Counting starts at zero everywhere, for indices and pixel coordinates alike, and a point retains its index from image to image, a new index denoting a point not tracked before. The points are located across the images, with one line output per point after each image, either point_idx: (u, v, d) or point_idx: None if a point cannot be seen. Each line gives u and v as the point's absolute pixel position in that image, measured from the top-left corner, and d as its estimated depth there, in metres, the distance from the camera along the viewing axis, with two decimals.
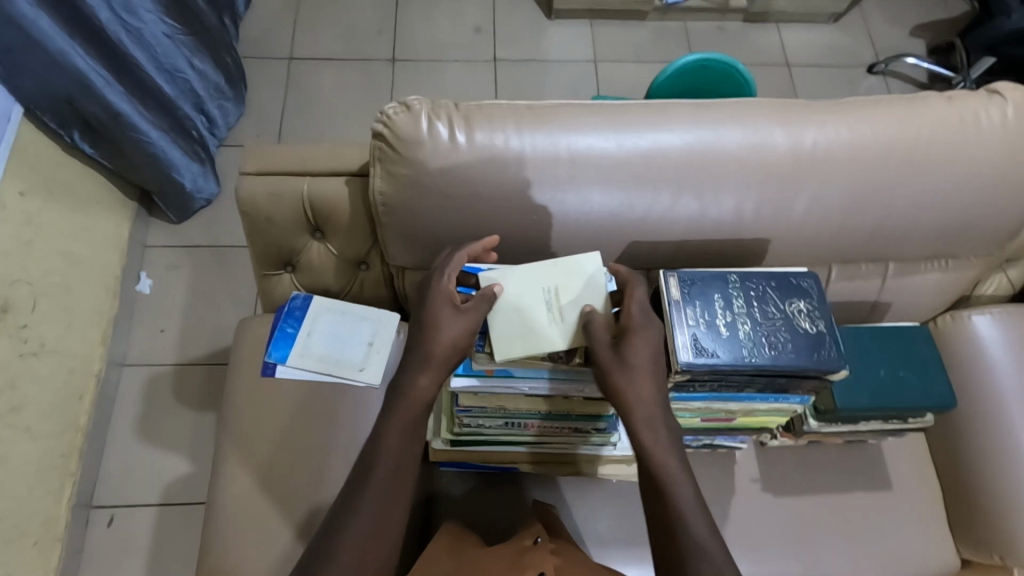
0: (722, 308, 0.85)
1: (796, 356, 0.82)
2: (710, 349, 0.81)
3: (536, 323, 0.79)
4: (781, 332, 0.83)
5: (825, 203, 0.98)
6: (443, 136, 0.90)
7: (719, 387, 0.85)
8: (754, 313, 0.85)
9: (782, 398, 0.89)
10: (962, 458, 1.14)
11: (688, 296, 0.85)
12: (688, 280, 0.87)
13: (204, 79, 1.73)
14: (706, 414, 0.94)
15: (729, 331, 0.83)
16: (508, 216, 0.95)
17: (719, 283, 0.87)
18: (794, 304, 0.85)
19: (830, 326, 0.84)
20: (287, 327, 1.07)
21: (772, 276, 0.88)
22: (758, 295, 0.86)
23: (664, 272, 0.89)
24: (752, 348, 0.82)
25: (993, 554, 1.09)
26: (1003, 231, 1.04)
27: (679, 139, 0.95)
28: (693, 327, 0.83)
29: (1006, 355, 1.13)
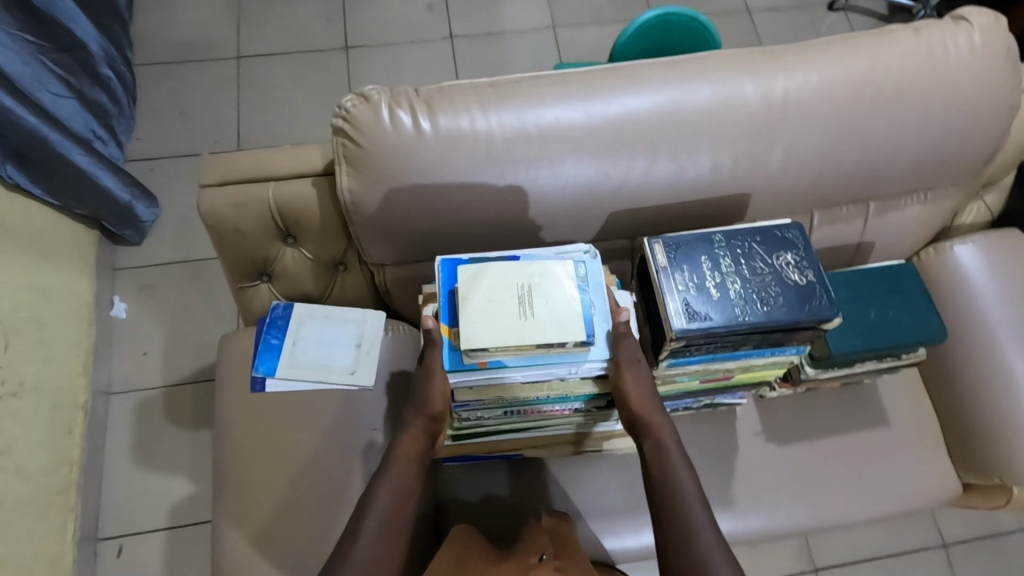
0: (710, 270, 0.83)
1: (788, 310, 0.81)
2: (701, 313, 0.81)
3: (512, 323, 0.64)
4: (771, 287, 0.82)
5: (801, 150, 0.96)
6: (405, 124, 0.87)
7: (715, 348, 0.85)
8: (743, 271, 0.83)
9: (778, 351, 0.88)
10: (956, 386, 1.15)
11: (675, 261, 0.84)
12: (674, 244, 0.85)
13: (86, 99, 1.61)
14: (704, 376, 0.93)
15: (719, 292, 0.82)
16: (485, 198, 0.92)
17: (704, 244, 0.85)
18: (782, 257, 0.84)
19: (819, 275, 0.83)
20: (271, 338, 1.02)
21: (757, 230, 0.86)
22: (744, 252, 0.84)
23: (649, 239, 0.88)
24: (744, 307, 0.81)
25: (992, 476, 1.12)
26: (978, 158, 1.04)
27: (649, 102, 0.92)
28: (683, 292, 0.82)
29: (989, 281, 1.14)
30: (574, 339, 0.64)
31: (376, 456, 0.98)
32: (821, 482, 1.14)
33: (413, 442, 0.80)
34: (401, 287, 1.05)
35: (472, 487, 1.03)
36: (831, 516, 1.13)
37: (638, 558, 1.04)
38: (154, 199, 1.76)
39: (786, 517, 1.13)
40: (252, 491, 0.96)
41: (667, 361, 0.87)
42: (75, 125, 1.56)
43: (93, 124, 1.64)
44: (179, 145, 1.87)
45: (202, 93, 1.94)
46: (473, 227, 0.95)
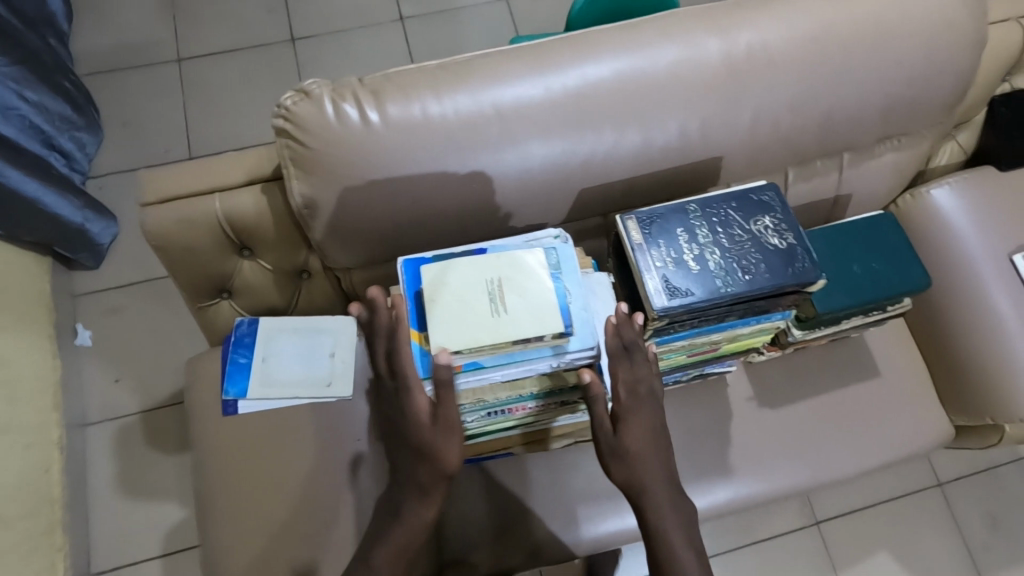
0: (688, 242, 0.80)
1: (771, 275, 0.78)
2: (682, 288, 0.77)
3: (485, 322, 0.59)
4: (752, 254, 0.79)
5: (771, 107, 0.93)
6: (352, 117, 0.81)
7: (699, 322, 0.82)
8: (721, 239, 0.80)
9: (763, 319, 0.85)
10: (943, 331, 1.14)
11: (650, 237, 0.80)
12: (647, 219, 0.81)
13: (46, 112, 1.52)
14: (692, 351, 0.91)
15: (698, 264, 0.79)
16: (447, 188, 0.87)
17: (679, 215, 0.82)
18: (760, 220, 0.80)
19: (799, 237, 0.80)
20: (239, 356, 0.97)
21: (732, 196, 0.83)
22: (721, 220, 0.81)
23: (621, 215, 0.84)
24: (725, 278, 0.78)
25: (983, 417, 1.12)
26: (950, 97, 1.02)
27: (608, 71, 0.88)
28: (661, 269, 0.78)
29: (969, 222, 1.12)
30: (552, 332, 0.60)
31: (363, 466, 0.94)
32: (816, 441, 1.14)
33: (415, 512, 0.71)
34: (370, 289, 1.00)
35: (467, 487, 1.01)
36: (829, 473, 1.13)
37: (620, 540, 1.05)
38: (112, 218, 1.70)
39: (785, 480, 1.12)
40: (237, 517, 0.91)
41: (652, 341, 0.84)
42: (30, 145, 1.47)
43: (50, 140, 1.56)
44: (127, 158, 1.78)
45: (146, 101, 1.84)
46: (437, 220, 0.90)
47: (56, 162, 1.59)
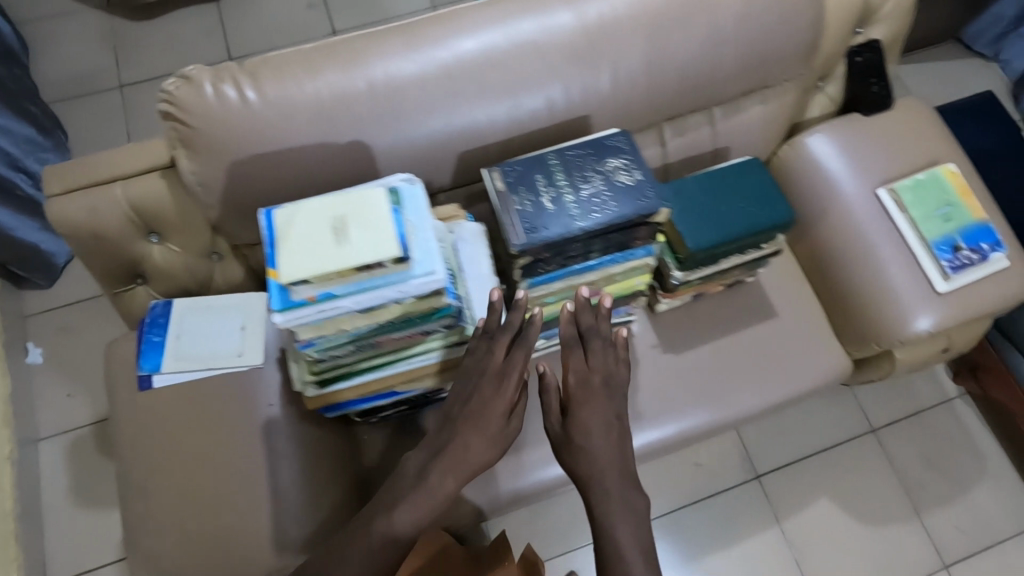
0: (545, 186, 0.87)
1: (620, 209, 0.85)
2: (539, 227, 0.84)
3: (328, 254, 0.66)
4: (603, 191, 0.86)
5: (627, 66, 1.01)
6: (231, 97, 0.88)
7: (564, 260, 0.88)
8: (575, 182, 0.87)
9: (629, 254, 0.92)
10: (828, 268, 1.21)
11: (512, 184, 0.87)
12: (509, 169, 0.88)
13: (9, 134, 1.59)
14: (573, 293, 0.97)
15: (554, 204, 0.86)
16: (329, 157, 0.94)
17: (537, 163, 0.89)
18: (610, 162, 0.88)
19: (646, 173, 0.87)
20: (153, 336, 1.02)
21: (586, 143, 0.90)
22: (576, 165, 0.88)
23: (488, 169, 0.91)
24: (579, 214, 0.85)
25: (871, 344, 1.18)
26: (803, 49, 1.10)
27: (472, 42, 0.95)
28: (521, 211, 0.85)
29: (844, 163, 1.19)
30: (389, 257, 0.66)
31: (276, 429, 1.00)
32: (719, 381, 1.20)
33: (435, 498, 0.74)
34: None
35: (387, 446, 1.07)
36: (733, 411, 1.19)
37: (535, 486, 1.10)
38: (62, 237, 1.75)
39: (692, 421, 1.18)
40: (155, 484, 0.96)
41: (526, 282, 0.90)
42: None
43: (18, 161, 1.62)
44: None
45: (89, 126, 1.91)
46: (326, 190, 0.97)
47: (23, 184, 1.62)
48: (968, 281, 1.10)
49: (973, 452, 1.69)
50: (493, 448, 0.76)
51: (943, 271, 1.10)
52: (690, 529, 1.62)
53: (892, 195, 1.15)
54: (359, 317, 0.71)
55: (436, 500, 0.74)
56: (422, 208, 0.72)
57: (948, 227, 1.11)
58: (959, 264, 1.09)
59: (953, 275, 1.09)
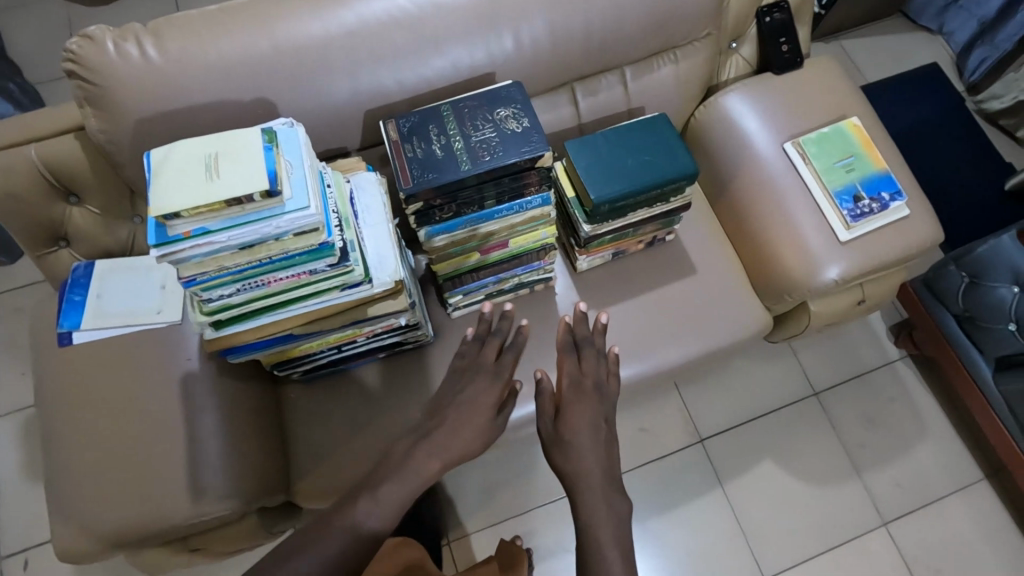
0: (437, 135, 0.90)
1: (507, 154, 0.87)
2: (428, 172, 0.87)
3: (198, 188, 0.69)
4: (492, 138, 0.89)
5: (529, 26, 1.05)
6: (134, 55, 0.92)
7: (458, 206, 0.91)
8: (466, 130, 0.90)
9: (525, 203, 0.95)
10: (742, 223, 1.24)
11: (405, 134, 0.90)
12: (404, 120, 0.91)
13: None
14: (477, 244, 1.01)
15: (444, 151, 0.88)
16: (237, 114, 0.98)
17: (432, 114, 0.92)
18: (501, 111, 0.91)
19: (534, 121, 0.90)
20: (75, 295, 1.05)
21: (480, 94, 0.93)
22: (468, 114, 0.91)
23: (386, 122, 0.94)
24: (468, 159, 0.87)
25: (783, 295, 1.20)
26: (708, 8, 1.13)
27: (373, 2, 0.99)
28: (412, 158, 0.88)
29: (755, 120, 1.22)
30: (258, 190, 0.69)
31: (195, 383, 1.03)
32: (639, 337, 1.23)
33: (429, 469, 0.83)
34: None
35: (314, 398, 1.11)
36: (654, 365, 1.22)
37: None
38: None
39: None
40: (75, 435, 0.99)
41: (424, 230, 0.93)
42: None
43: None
44: None
45: None
46: None
47: None
48: (868, 229, 1.12)
49: (915, 413, 1.72)
50: (481, 438, 0.87)
51: (844, 219, 1.13)
52: (636, 493, 1.65)
53: (797, 149, 1.18)
54: (240, 254, 0.74)
55: (424, 479, 0.83)
56: (300, 148, 0.76)
57: (850, 177, 1.14)
58: (858, 213, 1.12)
59: (853, 223, 1.12)
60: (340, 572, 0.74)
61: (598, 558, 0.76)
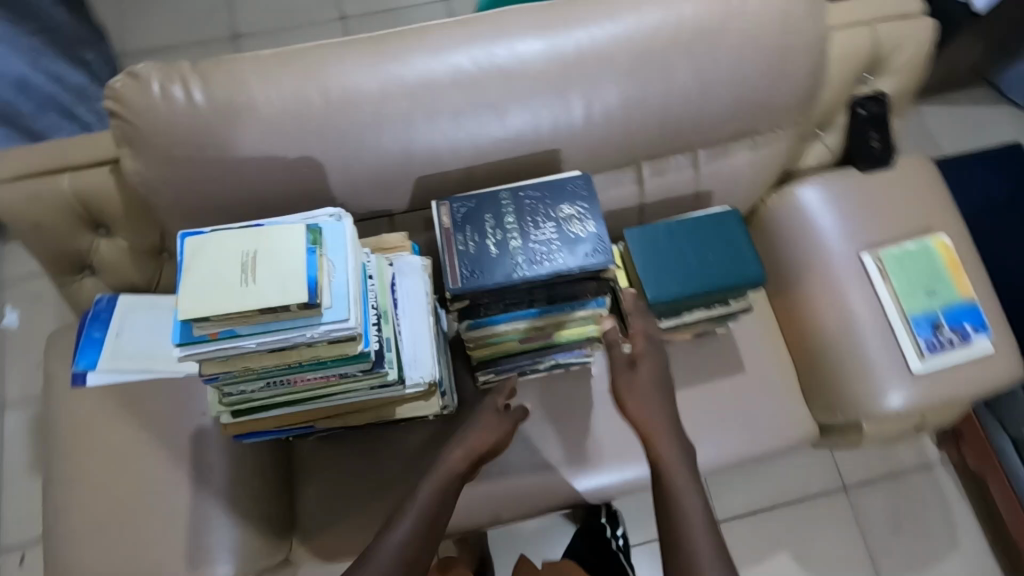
0: (493, 228, 0.82)
1: (567, 261, 0.80)
2: (479, 272, 0.80)
3: (230, 291, 0.62)
4: (553, 238, 0.81)
5: (603, 103, 0.97)
6: (178, 98, 0.85)
7: (506, 306, 0.84)
8: (526, 226, 0.82)
9: (578, 305, 0.88)
10: (803, 328, 1.15)
11: (458, 222, 0.83)
12: (459, 204, 0.84)
13: (63, 82, 1.57)
14: (519, 335, 0.94)
15: (499, 248, 0.81)
16: (278, 169, 0.90)
17: (489, 201, 0.84)
18: (566, 207, 0.83)
19: (601, 224, 0.82)
20: (94, 331, 0.99)
21: (545, 183, 0.85)
22: (530, 207, 0.83)
23: (439, 201, 0.86)
24: (524, 263, 0.80)
25: (837, 412, 1.11)
26: (798, 97, 1.04)
27: (442, 64, 0.91)
28: (463, 252, 0.81)
29: (833, 218, 1.12)
30: (295, 302, 0.62)
31: (206, 438, 0.98)
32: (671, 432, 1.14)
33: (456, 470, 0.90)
34: None
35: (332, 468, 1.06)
36: None
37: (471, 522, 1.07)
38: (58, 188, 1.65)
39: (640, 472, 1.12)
40: (75, 478, 0.95)
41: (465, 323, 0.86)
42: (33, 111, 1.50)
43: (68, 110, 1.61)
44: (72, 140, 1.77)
45: None
46: (277, 201, 0.94)
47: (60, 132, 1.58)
48: (944, 362, 1.03)
49: (949, 523, 1.61)
50: (496, 435, 0.95)
51: (918, 348, 1.04)
52: None
53: (876, 262, 1.08)
54: (268, 357, 0.68)
55: (451, 480, 0.89)
56: (345, 247, 0.69)
57: (932, 302, 1.05)
58: (935, 343, 1.03)
59: (928, 354, 1.03)
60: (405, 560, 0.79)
61: (669, 513, 0.80)
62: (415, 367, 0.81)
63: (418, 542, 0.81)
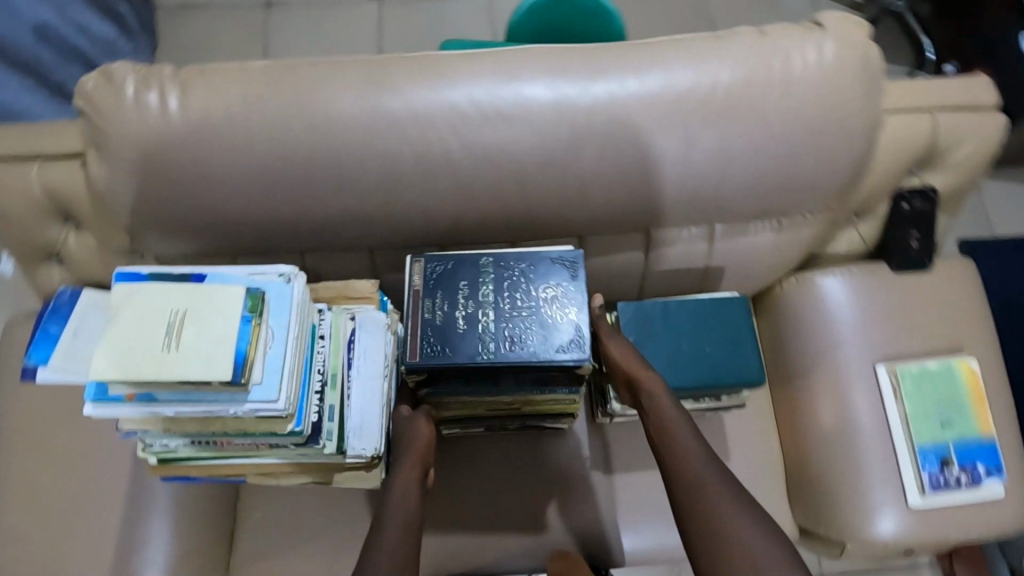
0: (465, 298, 0.75)
1: (538, 349, 0.72)
2: (440, 347, 0.73)
3: (148, 356, 0.57)
4: (527, 322, 0.74)
5: (614, 163, 0.85)
6: (152, 105, 0.79)
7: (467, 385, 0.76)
8: (502, 302, 0.75)
9: (549, 390, 0.80)
10: (799, 429, 1.06)
11: (430, 286, 0.76)
12: (433, 265, 0.77)
13: (88, 34, 1.49)
14: (486, 405, 0.88)
15: (467, 323, 0.74)
16: (248, 193, 0.83)
17: (468, 267, 0.77)
18: (548, 288, 0.76)
19: (582, 313, 0.75)
20: (50, 326, 0.88)
21: (530, 256, 0.77)
22: (510, 280, 0.76)
23: (414, 256, 0.80)
24: (491, 344, 0.73)
25: (819, 526, 1.02)
26: (837, 185, 0.92)
27: (438, 101, 0.81)
28: (428, 321, 0.74)
29: (851, 318, 1.03)
30: (216, 378, 0.56)
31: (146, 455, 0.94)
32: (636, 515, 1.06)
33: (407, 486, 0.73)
34: None
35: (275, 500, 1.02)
36: (647, 548, 1.06)
37: None
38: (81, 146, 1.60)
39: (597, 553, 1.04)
40: (26, 469, 0.96)
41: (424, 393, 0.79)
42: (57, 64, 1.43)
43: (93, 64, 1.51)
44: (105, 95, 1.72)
45: None
46: (249, 226, 0.87)
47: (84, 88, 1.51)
48: (945, 502, 0.95)
49: None
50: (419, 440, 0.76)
51: (921, 483, 0.95)
52: None
53: (891, 377, 0.99)
54: (189, 422, 0.63)
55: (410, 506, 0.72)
56: (287, 314, 0.63)
57: (945, 434, 0.97)
58: (939, 481, 0.94)
59: (929, 492, 0.94)
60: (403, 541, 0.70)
61: (677, 477, 0.79)
62: (359, 436, 0.74)
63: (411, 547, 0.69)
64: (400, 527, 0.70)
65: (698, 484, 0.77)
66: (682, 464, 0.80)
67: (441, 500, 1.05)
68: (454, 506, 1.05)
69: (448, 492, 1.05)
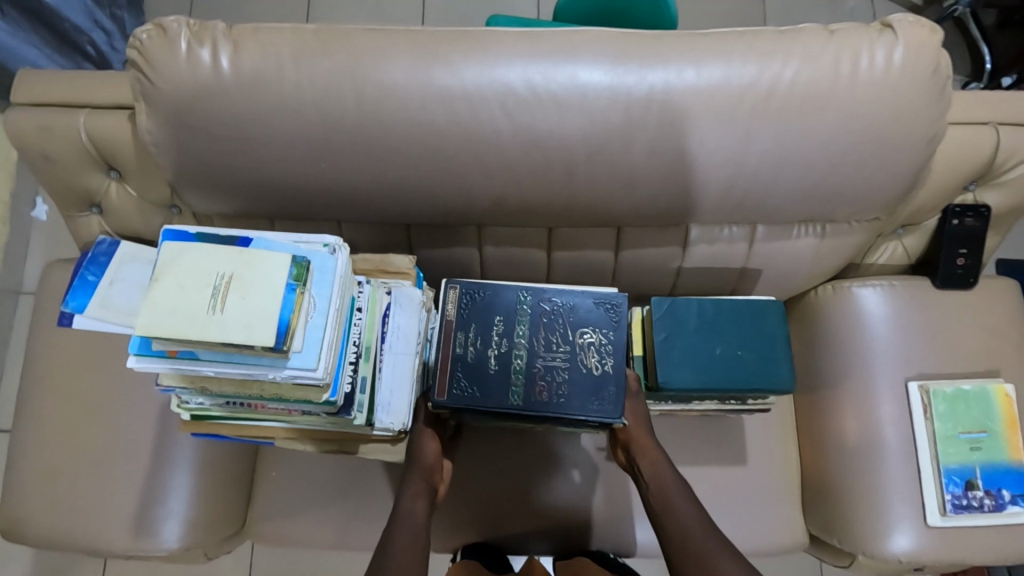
0: (499, 336, 0.84)
1: (567, 402, 0.81)
2: (471, 385, 0.82)
3: (193, 318, 0.57)
4: (558, 372, 0.83)
5: (664, 154, 0.83)
6: (203, 63, 0.78)
7: (491, 415, 0.87)
8: (535, 344, 0.84)
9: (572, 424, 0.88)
10: (822, 439, 1.04)
11: (464, 318, 0.85)
12: (469, 298, 0.85)
13: None
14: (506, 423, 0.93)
15: (499, 364, 0.83)
16: (293, 157, 0.83)
17: (503, 305, 0.86)
18: (586, 336, 0.84)
19: (618, 366, 0.83)
20: (88, 274, 0.85)
21: (575, 298, 0.85)
22: (546, 323, 0.85)
23: (451, 281, 0.88)
24: (519, 389, 0.82)
25: (832, 537, 1.02)
26: (890, 194, 0.89)
27: (489, 79, 0.80)
28: (461, 355, 0.83)
29: (885, 331, 1.01)
30: (260, 345, 0.56)
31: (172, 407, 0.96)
32: None
33: (415, 501, 0.80)
34: None
35: (294, 463, 1.03)
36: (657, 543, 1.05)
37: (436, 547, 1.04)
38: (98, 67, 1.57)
39: (605, 541, 1.05)
40: (58, 412, 0.98)
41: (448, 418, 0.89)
42: (68, 16, 1.40)
43: (94, 13, 1.46)
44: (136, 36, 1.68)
45: None
46: (290, 189, 0.87)
47: (95, 38, 1.49)
48: (966, 523, 0.94)
49: None
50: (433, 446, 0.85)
51: (943, 504, 0.94)
52: None
53: (922, 395, 0.98)
54: (227, 381, 0.64)
55: (419, 520, 0.78)
56: (332, 286, 0.64)
57: (972, 456, 0.96)
58: (961, 503, 0.94)
59: (951, 513, 0.94)
60: (416, 535, 0.76)
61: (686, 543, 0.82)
62: (388, 411, 0.76)
63: (421, 545, 0.75)
64: (408, 536, 0.75)
65: (694, 542, 0.82)
66: (686, 541, 0.82)
67: (459, 475, 1.06)
68: (471, 482, 1.06)
69: (466, 466, 1.07)
